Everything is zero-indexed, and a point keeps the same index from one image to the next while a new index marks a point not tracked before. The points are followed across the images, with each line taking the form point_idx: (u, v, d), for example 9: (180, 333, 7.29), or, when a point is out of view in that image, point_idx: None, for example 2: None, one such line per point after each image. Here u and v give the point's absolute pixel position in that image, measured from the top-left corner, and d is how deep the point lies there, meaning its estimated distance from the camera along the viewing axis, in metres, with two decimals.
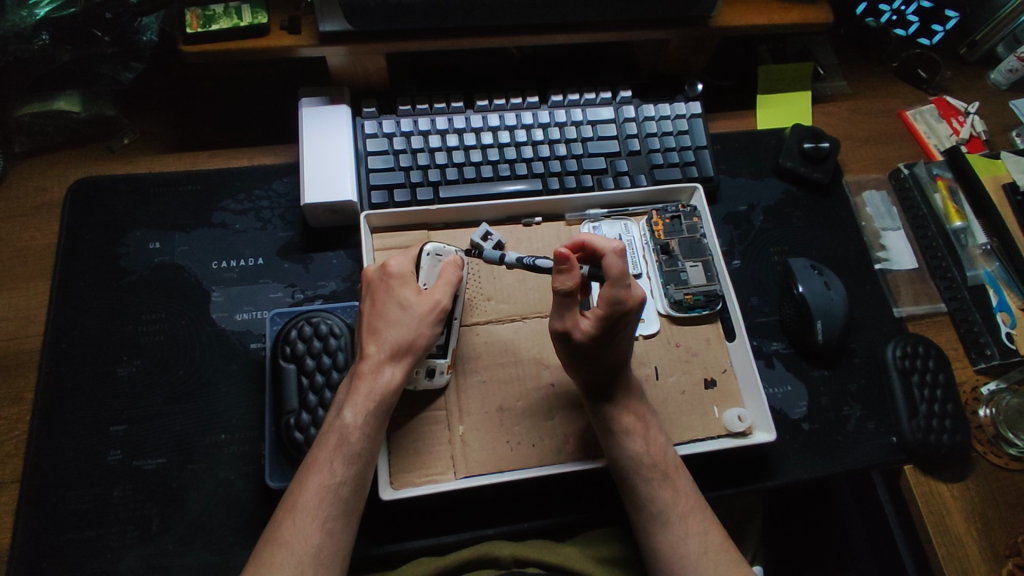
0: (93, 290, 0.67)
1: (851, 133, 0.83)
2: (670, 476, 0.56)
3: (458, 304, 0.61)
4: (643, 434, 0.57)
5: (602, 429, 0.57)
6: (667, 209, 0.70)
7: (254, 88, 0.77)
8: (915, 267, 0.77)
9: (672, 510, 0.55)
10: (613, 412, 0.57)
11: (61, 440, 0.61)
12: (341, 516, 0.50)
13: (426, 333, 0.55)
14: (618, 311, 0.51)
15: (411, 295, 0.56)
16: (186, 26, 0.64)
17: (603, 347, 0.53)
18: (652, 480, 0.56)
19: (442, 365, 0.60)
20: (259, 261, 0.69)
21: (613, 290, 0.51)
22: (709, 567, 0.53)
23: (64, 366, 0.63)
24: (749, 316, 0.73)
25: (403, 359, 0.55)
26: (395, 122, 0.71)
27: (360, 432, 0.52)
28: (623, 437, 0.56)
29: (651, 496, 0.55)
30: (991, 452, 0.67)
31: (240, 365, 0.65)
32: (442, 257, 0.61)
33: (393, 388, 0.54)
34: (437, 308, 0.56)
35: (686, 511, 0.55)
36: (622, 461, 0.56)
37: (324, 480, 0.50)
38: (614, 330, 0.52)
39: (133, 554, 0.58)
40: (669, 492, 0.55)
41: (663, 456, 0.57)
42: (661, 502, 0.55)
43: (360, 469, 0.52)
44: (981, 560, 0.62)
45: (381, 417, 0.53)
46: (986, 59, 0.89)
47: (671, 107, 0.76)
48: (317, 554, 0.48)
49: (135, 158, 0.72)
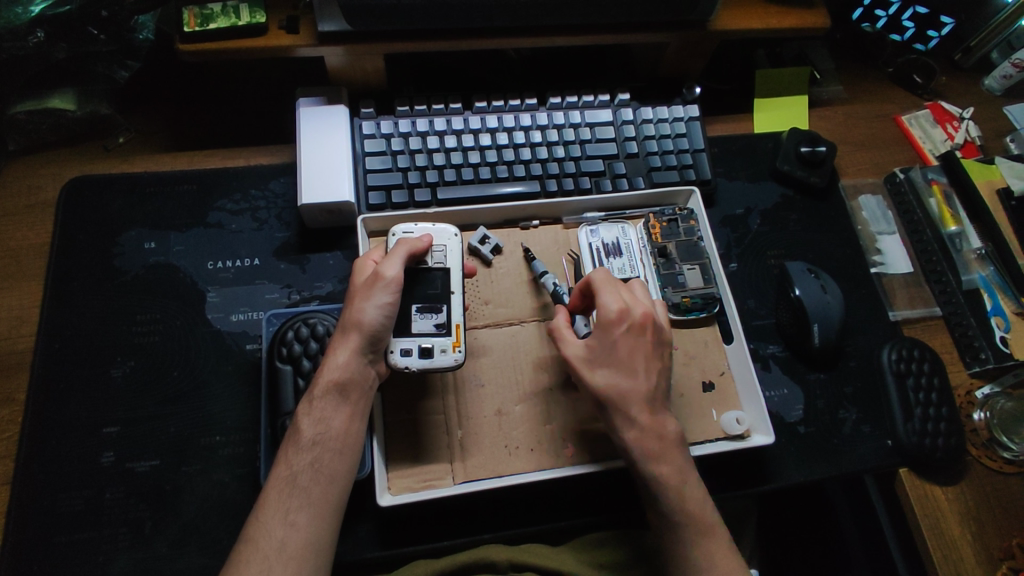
0: (86, 290, 0.66)
1: (847, 137, 0.84)
2: (706, 534, 0.53)
3: (453, 277, 0.60)
4: (682, 489, 0.53)
5: (642, 485, 0.55)
6: (664, 213, 0.71)
7: (251, 88, 0.77)
8: (910, 272, 0.78)
9: (707, 566, 0.52)
10: (648, 465, 0.53)
11: (52, 442, 0.60)
12: (305, 507, 0.50)
13: (367, 307, 0.55)
14: (605, 317, 0.55)
15: (361, 276, 0.57)
16: (183, 24, 0.64)
17: (621, 355, 0.55)
18: (688, 538, 0.53)
19: (443, 344, 0.57)
20: (256, 261, 0.69)
21: (601, 301, 0.56)
22: None
23: (57, 365, 0.63)
24: (746, 318, 0.73)
25: (348, 334, 0.54)
26: (393, 123, 0.71)
27: (311, 418, 0.53)
28: (659, 492, 0.53)
29: (684, 552, 0.53)
30: (985, 455, 0.68)
31: (235, 366, 0.64)
32: (415, 234, 0.61)
33: (338, 367, 0.54)
34: (377, 279, 0.55)
35: (720, 570, 0.53)
36: (660, 516, 0.54)
37: (282, 475, 0.51)
38: (610, 339, 0.55)
39: (125, 557, 0.57)
40: (704, 548, 0.53)
41: (702, 513, 0.54)
42: (696, 557, 0.53)
43: (319, 455, 0.52)
44: (975, 563, 0.62)
45: (335, 399, 0.53)
46: (981, 65, 0.89)
47: (670, 109, 0.76)
48: (282, 549, 0.48)
49: (130, 158, 0.72)
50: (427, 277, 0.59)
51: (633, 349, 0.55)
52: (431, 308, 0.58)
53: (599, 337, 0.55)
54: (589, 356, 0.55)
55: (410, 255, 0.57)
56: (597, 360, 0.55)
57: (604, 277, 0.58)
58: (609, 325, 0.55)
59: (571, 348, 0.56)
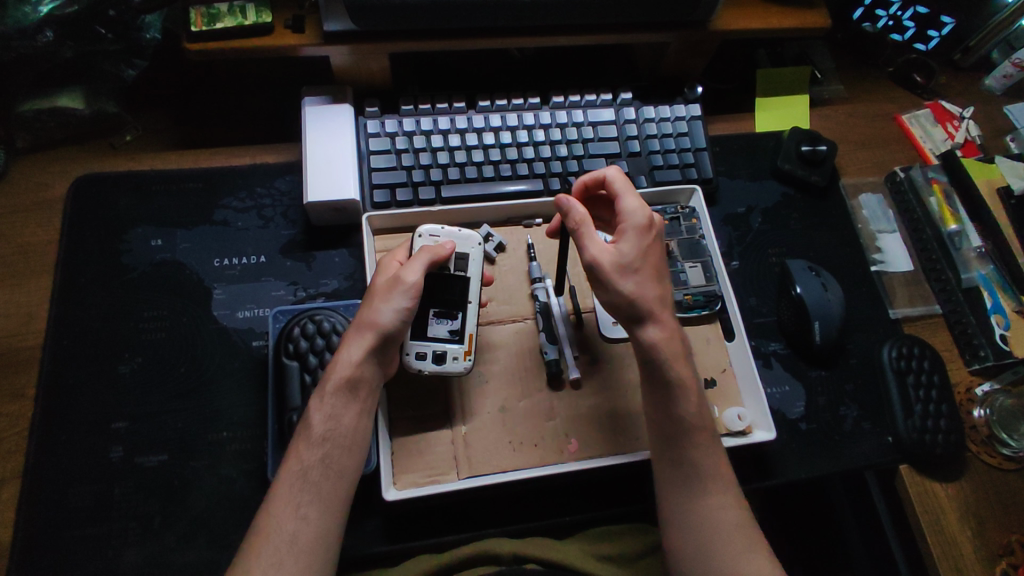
0: (95, 287, 0.66)
1: (847, 136, 0.84)
2: (713, 442, 0.55)
3: (472, 284, 0.61)
4: (695, 393, 0.56)
5: (654, 388, 0.56)
6: (666, 211, 0.71)
7: (256, 87, 0.78)
8: (910, 270, 0.78)
9: (712, 476, 0.54)
10: (670, 363, 0.55)
11: (61, 438, 0.61)
12: (316, 501, 0.51)
13: (383, 309, 0.55)
14: (636, 220, 0.56)
15: (384, 276, 0.57)
16: (191, 24, 0.64)
17: (649, 261, 0.56)
18: (696, 441, 0.55)
19: (455, 351, 0.59)
20: (261, 259, 0.69)
21: (626, 204, 0.57)
22: (738, 540, 0.52)
23: (65, 362, 0.63)
24: (748, 316, 0.74)
25: (362, 333, 0.54)
26: (398, 122, 0.71)
27: (321, 413, 0.53)
28: (677, 391, 0.55)
29: (693, 459, 0.54)
30: (984, 451, 0.68)
31: (242, 363, 0.65)
32: (440, 237, 0.62)
33: (349, 364, 0.54)
34: (398, 283, 0.55)
35: (724, 480, 0.54)
36: (670, 416, 0.55)
37: (293, 466, 0.52)
38: (642, 241, 0.56)
39: (134, 551, 0.58)
40: (711, 458, 0.55)
41: (708, 421, 0.56)
42: (703, 465, 0.54)
43: (329, 451, 0.52)
44: (975, 558, 0.63)
45: (345, 395, 0.54)
46: (980, 65, 0.90)
47: (672, 109, 0.76)
48: (293, 542, 0.49)
49: (137, 155, 0.73)
50: (445, 283, 0.60)
51: (655, 257, 0.57)
52: (448, 314, 0.60)
53: (630, 242, 0.56)
54: (622, 260, 0.55)
55: (433, 262, 0.57)
56: (631, 265, 0.55)
57: (624, 185, 0.59)
58: (641, 229, 0.56)
59: (601, 250, 0.55)
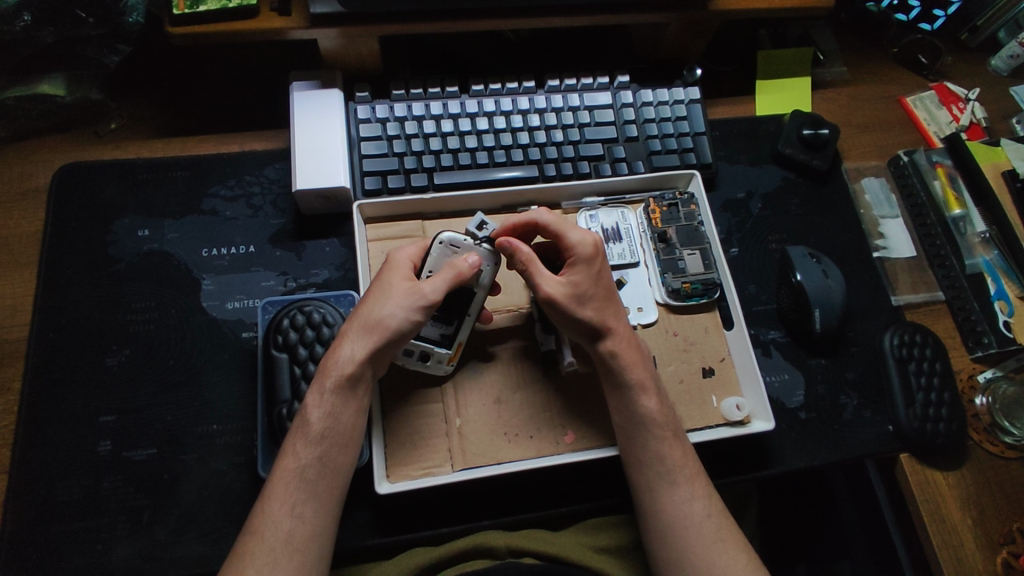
0: (81, 278, 0.65)
1: (850, 120, 0.82)
2: (676, 437, 0.56)
3: (474, 299, 0.59)
4: (654, 392, 0.57)
5: (615, 392, 0.57)
6: (664, 197, 0.70)
7: (243, 72, 0.76)
8: (913, 256, 0.77)
9: (678, 470, 0.55)
10: (626, 367, 0.56)
11: (49, 432, 0.60)
12: (311, 499, 0.50)
13: (397, 315, 0.53)
14: (586, 250, 0.57)
15: (398, 278, 0.55)
16: (172, 7, 0.62)
17: (602, 288, 0.57)
18: (659, 437, 0.55)
19: (441, 355, 0.58)
20: (250, 249, 0.68)
21: (572, 236, 0.58)
22: (710, 531, 0.53)
23: (51, 354, 0.62)
24: (747, 304, 0.73)
25: (371, 336, 0.52)
26: (389, 107, 0.69)
27: (320, 411, 0.52)
28: (636, 392, 0.56)
29: (658, 455, 0.55)
30: (986, 440, 0.67)
31: (232, 355, 0.64)
32: (460, 248, 0.59)
33: (351, 366, 0.52)
34: (417, 292, 0.54)
35: (691, 474, 0.55)
36: (631, 417, 0.56)
37: (289, 464, 0.51)
38: (594, 268, 0.57)
39: (124, 545, 0.57)
40: (677, 451, 0.55)
41: (670, 416, 0.57)
42: (669, 461, 0.55)
43: (326, 450, 0.51)
44: (975, 547, 0.62)
45: (344, 394, 0.52)
46: (987, 45, 0.88)
47: (670, 92, 0.74)
48: (288, 540, 0.48)
49: (123, 143, 0.71)
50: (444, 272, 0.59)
51: (607, 282, 0.58)
52: (444, 318, 0.59)
53: (581, 273, 0.57)
54: (575, 292, 0.56)
55: (455, 281, 0.54)
56: (585, 295, 0.56)
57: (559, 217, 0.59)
58: (591, 259, 0.57)
59: (555, 286, 0.56)
